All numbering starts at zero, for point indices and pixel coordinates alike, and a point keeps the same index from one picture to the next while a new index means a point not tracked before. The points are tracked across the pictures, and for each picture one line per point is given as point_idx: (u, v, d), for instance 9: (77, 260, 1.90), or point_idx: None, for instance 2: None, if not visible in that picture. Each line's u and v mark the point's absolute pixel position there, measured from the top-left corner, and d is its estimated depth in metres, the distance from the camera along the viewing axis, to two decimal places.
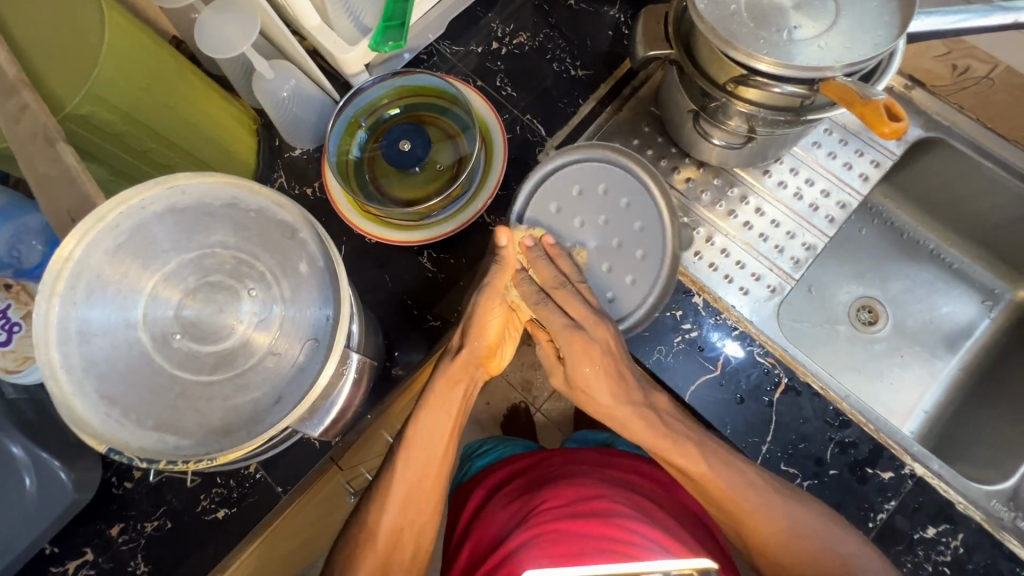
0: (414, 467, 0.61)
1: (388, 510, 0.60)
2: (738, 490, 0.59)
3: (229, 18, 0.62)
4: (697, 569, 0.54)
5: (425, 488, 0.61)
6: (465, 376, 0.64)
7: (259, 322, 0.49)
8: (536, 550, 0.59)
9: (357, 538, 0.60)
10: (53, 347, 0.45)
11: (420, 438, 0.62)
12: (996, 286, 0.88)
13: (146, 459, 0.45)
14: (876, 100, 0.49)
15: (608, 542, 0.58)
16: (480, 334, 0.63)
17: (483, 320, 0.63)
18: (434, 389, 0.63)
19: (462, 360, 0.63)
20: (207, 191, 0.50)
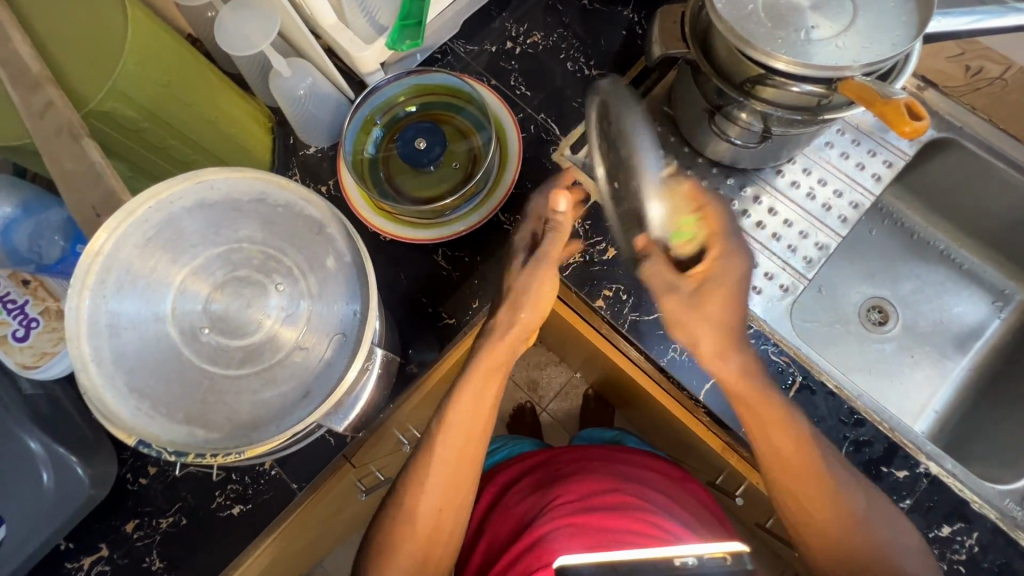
0: (453, 450, 0.62)
1: (427, 492, 0.61)
2: (824, 461, 0.61)
3: (248, 16, 0.62)
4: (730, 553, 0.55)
5: (462, 471, 0.62)
6: (507, 356, 0.64)
7: (286, 317, 0.50)
8: (562, 537, 0.60)
9: (392, 520, 0.62)
10: (84, 340, 0.45)
11: (458, 419, 0.62)
12: (1006, 287, 0.89)
13: (175, 452, 0.45)
14: (896, 99, 0.49)
15: (632, 534, 0.60)
16: (520, 315, 0.64)
17: (537, 292, 0.64)
18: (477, 367, 0.63)
19: (506, 338, 0.63)
20: (234, 185, 0.50)
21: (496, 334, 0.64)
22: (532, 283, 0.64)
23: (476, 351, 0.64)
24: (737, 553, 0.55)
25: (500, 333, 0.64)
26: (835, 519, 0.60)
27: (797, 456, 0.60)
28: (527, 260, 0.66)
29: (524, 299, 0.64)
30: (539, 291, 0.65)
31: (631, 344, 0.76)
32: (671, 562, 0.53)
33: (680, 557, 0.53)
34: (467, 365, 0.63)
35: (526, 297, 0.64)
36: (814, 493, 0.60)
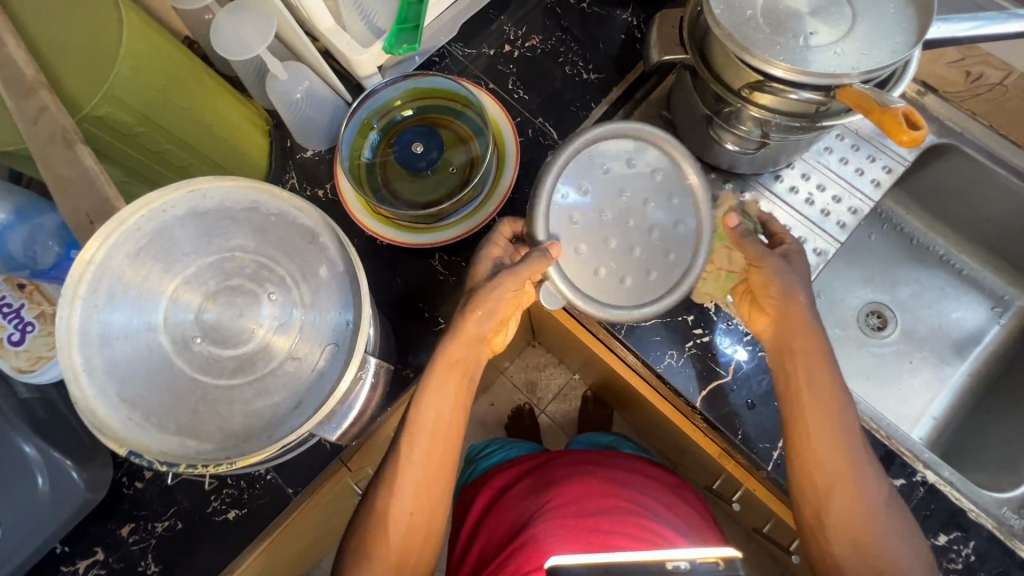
0: (418, 450, 0.61)
1: (400, 496, 0.61)
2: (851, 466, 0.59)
3: (244, 20, 0.62)
4: (723, 558, 0.50)
5: (435, 475, 0.62)
6: (466, 359, 0.63)
7: (279, 326, 0.50)
8: (556, 539, 0.60)
9: (367, 523, 0.61)
10: (75, 350, 0.45)
11: (422, 423, 0.61)
12: (1006, 293, 0.88)
13: (166, 462, 0.45)
14: (894, 108, 0.49)
15: (625, 537, 0.60)
16: (473, 318, 0.61)
17: (497, 297, 0.60)
18: (435, 373, 0.61)
19: (463, 342, 0.62)
20: (228, 194, 0.50)
21: (453, 338, 0.61)
22: (490, 290, 0.60)
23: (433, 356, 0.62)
24: (729, 556, 0.49)
25: (455, 339, 0.61)
26: (853, 511, 0.59)
27: (827, 445, 0.60)
28: (493, 261, 0.64)
29: (478, 303, 0.61)
30: (500, 296, 0.60)
31: (628, 350, 0.75)
32: (663, 566, 0.49)
33: (673, 560, 0.50)
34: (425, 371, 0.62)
35: (480, 299, 0.61)
36: (830, 487, 0.59)
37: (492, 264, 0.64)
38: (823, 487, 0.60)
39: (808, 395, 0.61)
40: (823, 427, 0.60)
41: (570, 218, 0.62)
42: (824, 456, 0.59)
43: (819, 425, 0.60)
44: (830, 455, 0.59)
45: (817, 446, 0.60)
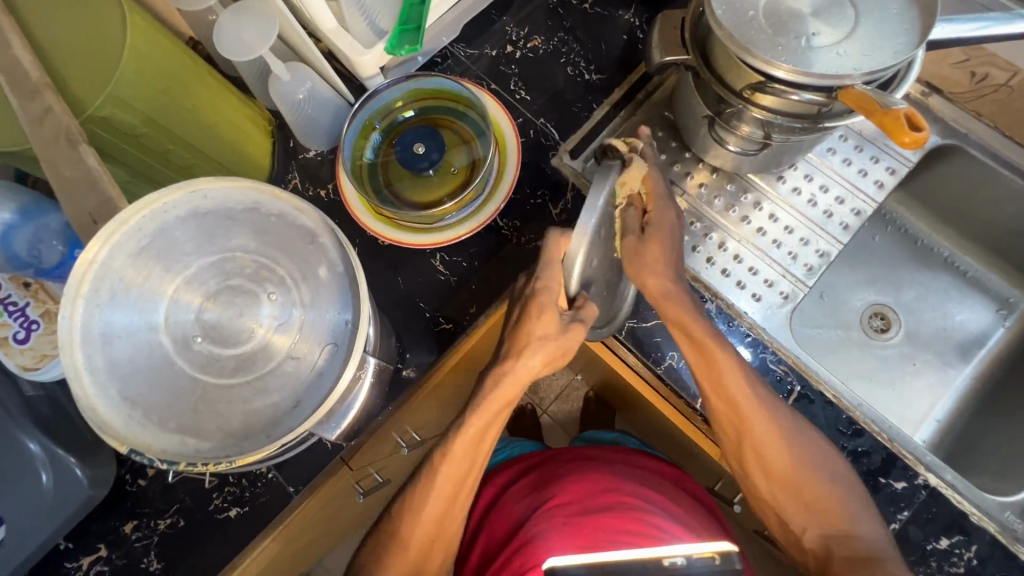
0: (450, 478, 0.61)
1: (422, 518, 0.61)
2: (788, 458, 0.62)
3: (247, 21, 0.62)
4: (719, 553, 0.60)
5: (458, 502, 0.63)
6: (515, 395, 0.61)
7: (278, 326, 0.50)
8: (554, 537, 0.60)
9: (383, 537, 0.62)
10: (77, 348, 0.45)
11: (458, 449, 0.61)
12: (1011, 295, 0.88)
13: (166, 461, 0.45)
14: (896, 109, 0.49)
15: (627, 534, 0.59)
16: (531, 360, 0.59)
17: (566, 348, 0.59)
18: (487, 408, 0.60)
19: (514, 380, 0.59)
20: (228, 195, 0.50)
21: (506, 373, 0.59)
22: (561, 338, 0.58)
23: (484, 389, 0.60)
24: (726, 552, 0.60)
25: (504, 375, 0.59)
26: (799, 463, 0.62)
27: (762, 425, 0.62)
28: (559, 312, 0.58)
29: (535, 347, 0.58)
30: (568, 344, 0.59)
31: (629, 351, 0.75)
32: (661, 562, 0.57)
33: (671, 557, 0.57)
34: (475, 403, 0.60)
35: (540, 345, 0.58)
36: (764, 435, 0.62)
37: (560, 318, 0.58)
38: (746, 433, 0.63)
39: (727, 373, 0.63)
40: (744, 391, 0.63)
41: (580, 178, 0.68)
42: (744, 415, 0.63)
43: (717, 391, 0.64)
44: (751, 411, 0.63)
45: (733, 411, 0.63)
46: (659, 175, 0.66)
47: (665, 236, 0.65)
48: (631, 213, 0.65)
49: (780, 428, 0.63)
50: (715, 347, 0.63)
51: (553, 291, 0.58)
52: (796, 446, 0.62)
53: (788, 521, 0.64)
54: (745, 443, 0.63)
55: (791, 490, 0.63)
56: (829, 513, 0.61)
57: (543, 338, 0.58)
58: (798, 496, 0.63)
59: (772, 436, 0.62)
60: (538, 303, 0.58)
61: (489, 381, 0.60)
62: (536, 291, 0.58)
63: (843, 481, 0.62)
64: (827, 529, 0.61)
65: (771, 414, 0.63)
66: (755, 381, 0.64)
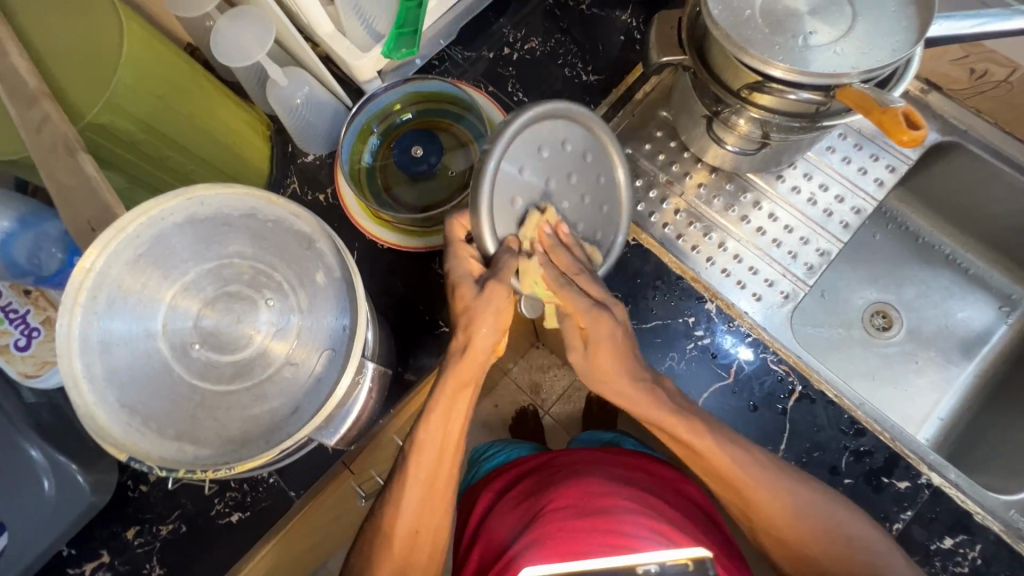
0: (423, 470, 0.61)
1: (403, 510, 0.61)
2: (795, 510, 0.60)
3: (244, 26, 0.62)
4: (693, 558, 0.51)
5: (436, 493, 0.62)
6: (469, 379, 0.60)
7: (276, 331, 0.50)
8: (538, 548, 0.60)
9: (371, 538, 0.62)
10: (75, 357, 0.45)
11: (430, 438, 0.61)
12: (1013, 292, 0.87)
13: (165, 469, 0.45)
14: (894, 108, 0.49)
15: (610, 536, 0.59)
16: (477, 336, 0.59)
17: (493, 310, 0.57)
18: (443, 391, 0.60)
19: (469, 359, 0.60)
20: (225, 201, 0.51)
21: (461, 357, 0.60)
22: (484, 304, 0.56)
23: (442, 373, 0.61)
24: (698, 557, 0.50)
25: (461, 353, 0.60)
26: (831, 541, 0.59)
27: (763, 495, 0.60)
28: (474, 280, 0.58)
29: (482, 321, 0.58)
30: (493, 306, 0.57)
31: None
32: (633, 569, 0.50)
33: (643, 565, 0.50)
34: (433, 391, 0.61)
35: (483, 321, 0.58)
36: (771, 515, 0.60)
37: (476, 286, 0.58)
38: (752, 511, 0.61)
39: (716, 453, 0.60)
40: (736, 474, 0.60)
41: (512, 202, 0.55)
42: (737, 487, 0.61)
43: (707, 471, 0.62)
44: (747, 483, 0.60)
45: (728, 487, 0.62)
46: (572, 290, 0.57)
47: (609, 344, 0.60)
48: (567, 325, 0.61)
49: (779, 497, 0.60)
50: (699, 442, 0.60)
51: (464, 268, 0.59)
52: (800, 505, 0.60)
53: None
54: (751, 515, 0.62)
55: (794, 545, 0.61)
56: (846, 564, 0.59)
57: (470, 312, 0.58)
58: (812, 559, 0.60)
59: (772, 505, 0.60)
60: (464, 282, 0.59)
61: (447, 363, 0.61)
62: (453, 279, 0.60)
63: (866, 539, 0.59)
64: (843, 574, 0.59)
65: (771, 487, 0.60)
66: (745, 455, 0.61)
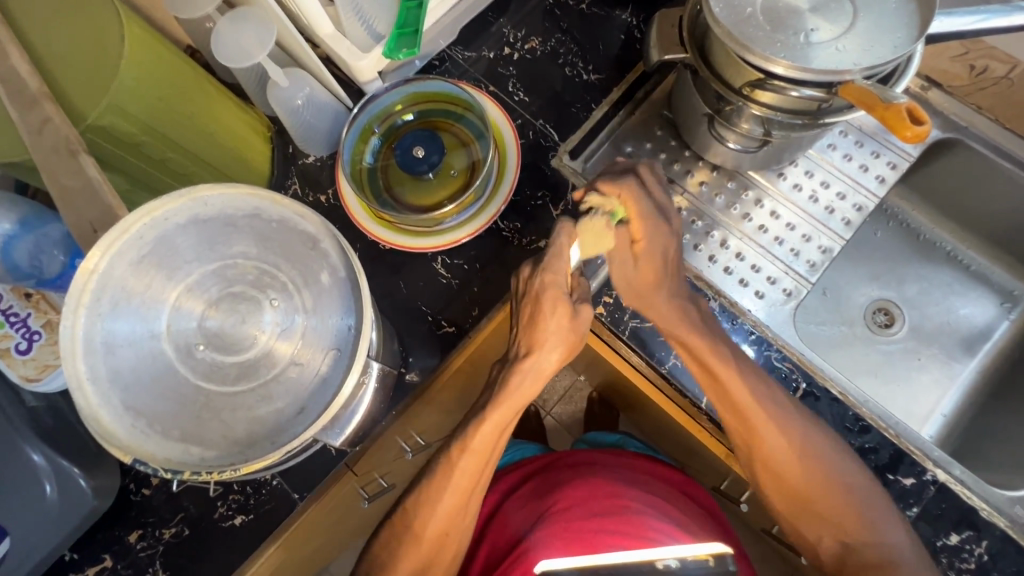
0: (465, 476, 0.60)
1: (438, 513, 0.60)
2: (801, 441, 0.62)
3: (244, 27, 0.62)
4: (711, 554, 0.62)
5: (475, 496, 0.62)
6: (527, 397, 0.61)
7: (281, 332, 0.50)
8: (552, 542, 0.61)
9: (396, 534, 0.62)
10: (79, 358, 0.45)
11: (480, 442, 0.60)
12: (1015, 288, 0.87)
13: (171, 470, 0.45)
14: (897, 103, 0.49)
15: (626, 538, 0.60)
16: (546, 352, 0.59)
17: (555, 322, 0.59)
18: (500, 404, 0.60)
19: (532, 378, 0.60)
20: (228, 201, 0.50)
21: (528, 367, 0.60)
22: (578, 323, 0.59)
23: (501, 384, 0.61)
24: (720, 555, 0.61)
25: (525, 374, 0.60)
26: (830, 491, 0.61)
27: (767, 433, 0.62)
28: (568, 295, 0.59)
29: (552, 342, 0.59)
30: (586, 322, 0.60)
31: (632, 350, 0.74)
32: (654, 565, 0.58)
33: (663, 561, 0.59)
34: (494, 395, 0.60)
35: (556, 337, 0.59)
36: (775, 449, 0.62)
37: (571, 305, 0.59)
38: (757, 451, 0.63)
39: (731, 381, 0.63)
40: (751, 405, 0.62)
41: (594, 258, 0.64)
42: (756, 429, 0.62)
43: (726, 405, 0.63)
44: (765, 427, 0.62)
45: (742, 421, 0.63)
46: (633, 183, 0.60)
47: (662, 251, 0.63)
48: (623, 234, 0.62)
49: (793, 442, 0.62)
50: (725, 371, 0.63)
51: (562, 281, 0.59)
52: (813, 457, 0.61)
53: (802, 532, 0.65)
54: (756, 456, 0.64)
55: (800, 493, 0.63)
56: (846, 527, 0.61)
57: (555, 331, 0.59)
58: (812, 507, 0.63)
59: (784, 452, 0.62)
60: (549, 296, 0.58)
61: (512, 379, 0.60)
62: (546, 284, 0.58)
63: (870, 501, 0.61)
64: (838, 536, 0.62)
65: (782, 427, 0.62)
66: (764, 391, 0.63)
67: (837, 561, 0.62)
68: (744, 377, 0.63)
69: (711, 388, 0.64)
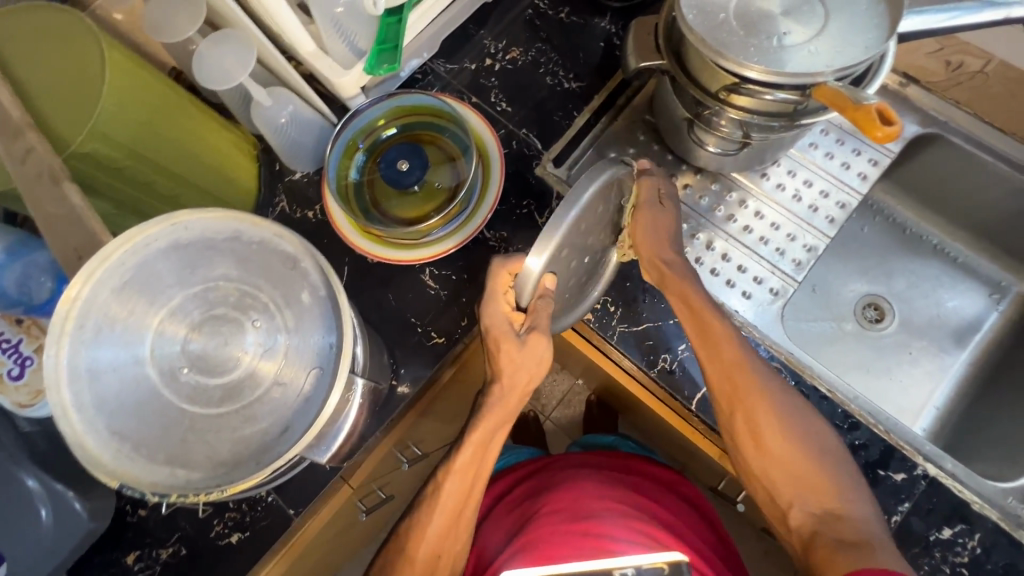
0: (454, 494, 0.61)
1: (429, 535, 0.60)
2: (788, 409, 0.62)
3: (226, 49, 0.63)
4: (668, 563, 0.52)
5: (464, 516, 0.62)
6: (505, 416, 0.62)
7: (264, 352, 0.51)
8: (526, 555, 0.60)
9: (392, 559, 0.61)
10: (64, 387, 0.45)
11: (462, 461, 0.61)
12: (1002, 279, 0.88)
13: (158, 493, 0.46)
14: (867, 104, 0.49)
15: (595, 542, 0.58)
16: (515, 374, 0.60)
17: (509, 350, 0.58)
18: (481, 425, 0.60)
19: (507, 398, 0.61)
20: (210, 225, 0.51)
21: (502, 390, 0.60)
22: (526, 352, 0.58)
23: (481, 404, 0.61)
24: (674, 561, 0.51)
25: (501, 394, 0.61)
26: (805, 454, 0.60)
27: (755, 389, 0.62)
28: (513, 331, 0.58)
29: (517, 369, 0.59)
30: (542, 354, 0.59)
31: (622, 355, 0.74)
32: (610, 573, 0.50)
33: (619, 569, 0.50)
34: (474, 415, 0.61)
35: (519, 365, 0.59)
36: (761, 409, 0.62)
37: (517, 338, 0.58)
38: (741, 407, 0.62)
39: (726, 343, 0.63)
40: (740, 363, 0.63)
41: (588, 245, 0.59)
42: (741, 386, 0.62)
43: (714, 361, 0.64)
44: (748, 389, 0.62)
45: (727, 379, 0.63)
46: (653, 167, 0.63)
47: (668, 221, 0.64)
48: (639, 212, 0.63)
49: (776, 405, 0.62)
50: (719, 327, 0.63)
51: (501, 322, 0.59)
52: (792, 421, 0.61)
53: (776, 497, 0.61)
54: (739, 416, 0.63)
55: (780, 459, 0.61)
56: (820, 491, 0.59)
57: (516, 359, 0.59)
58: (787, 469, 0.60)
59: (767, 412, 0.61)
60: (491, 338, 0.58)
61: (490, 396, 0.61)
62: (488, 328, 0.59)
63: (845, 469, 0.60)
64: (814, 506, 0.59)
65: (767, 390, 0.62)
66: (751, 353, 0.64)
67: (807, 535, 0.58)
68: (733, 334, 0.64)
69: (705, 341, 0.64)
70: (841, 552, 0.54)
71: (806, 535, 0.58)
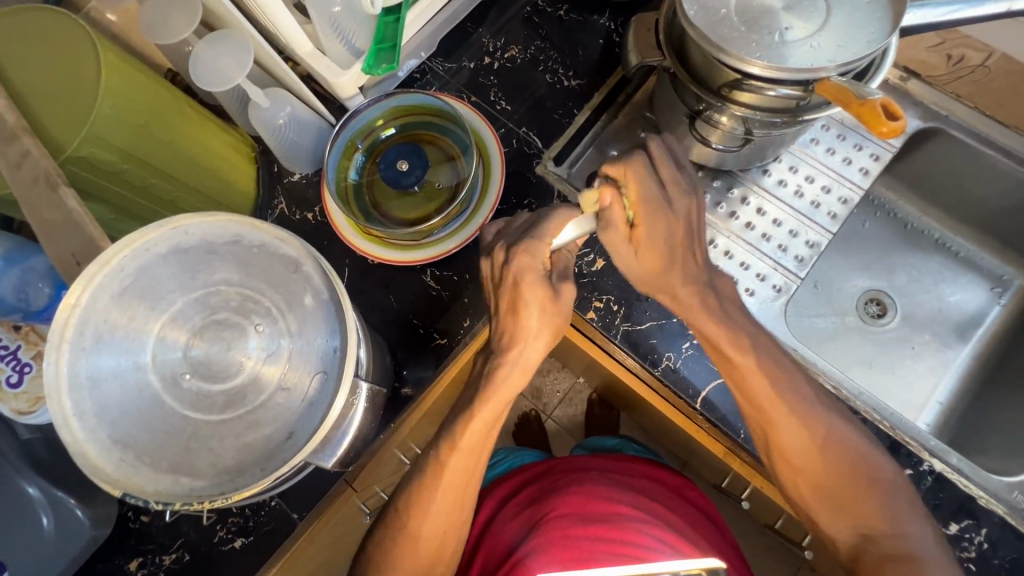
0: (457, 473, 0.59)
1: (431, 517, 0.60)
2: (828, 430, 0.59)
3: (222, 51, 0.62)
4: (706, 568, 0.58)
5: (470, 491, 0.61)
6: (507, 399, 0.58)
7: (267, 357, 0.50)
8: (546, 552, 0.60)
9: (392, 534, 0.61)
10: (64, 395, 0.45)
11: (466, 440, 0.58)
12: (1004, 272, 0.88)
13: (161, 501, 0.45)
14: (872, 100, 0.49)
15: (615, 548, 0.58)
16: (529, 337, 0.57)
17: (526, 313, 0.56)
18: (487, 398, 0.57)
19: (518, 370, 0.58)
20: (210, 229, 0.51)
21: (510, 361, 0.57)
22: (557, 304, 0.57)
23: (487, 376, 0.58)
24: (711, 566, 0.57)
25: (509, 365, 0.57)
26: (850, 472, 0.57)
27: (788, 418, 0.58)
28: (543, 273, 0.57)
29: (533, 334, 0.57)
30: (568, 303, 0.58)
31: (626, 354, 0.74)
32: None
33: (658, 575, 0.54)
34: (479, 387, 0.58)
35: (534, 329, 0.57)
36: (794, 442, 0.58)
37: (548, 294, 0.56)
38: (772, 436, 0.59)
39: (752, 371, 0.59)
40: (772, 397, 0.59)
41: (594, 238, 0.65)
42: (771, 419, 0.59)
43: (744, 395, 0.60)
44: (781, 417, 0.59)
45: (758, 412, 0.59)
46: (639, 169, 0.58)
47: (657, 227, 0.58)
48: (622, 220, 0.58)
49: (814, 435, 0.58)
50: (742, 360, 0.59)
51: (537, 263, 0.56)
52: (833, 447, 0.58)
53: (818, 520, 0.59)
54: (771, 445, 0.60)
55: (821, 481, 0.58)
56: (864, 516, 0.56)
57: (534, 318, 0.56)
58: (832, 497, 0.58)
59: (800, 441, 0.58)
60: (525, 284, 0.56)
61: (495, 371, 0.57)
62: (519, 276, 0.56)
63: (892, 490, 0.57)
64: (859, 528, 0.57)
65: (801, 416, 0.58)
66: (786, 382, 0.59)
67: (853, 554, 0.57)
68: (765, 355, 0.60)
69: (732, 369, 0.60)
70: (890, 570, 0.54)
71: (851, 554, 0.57)
